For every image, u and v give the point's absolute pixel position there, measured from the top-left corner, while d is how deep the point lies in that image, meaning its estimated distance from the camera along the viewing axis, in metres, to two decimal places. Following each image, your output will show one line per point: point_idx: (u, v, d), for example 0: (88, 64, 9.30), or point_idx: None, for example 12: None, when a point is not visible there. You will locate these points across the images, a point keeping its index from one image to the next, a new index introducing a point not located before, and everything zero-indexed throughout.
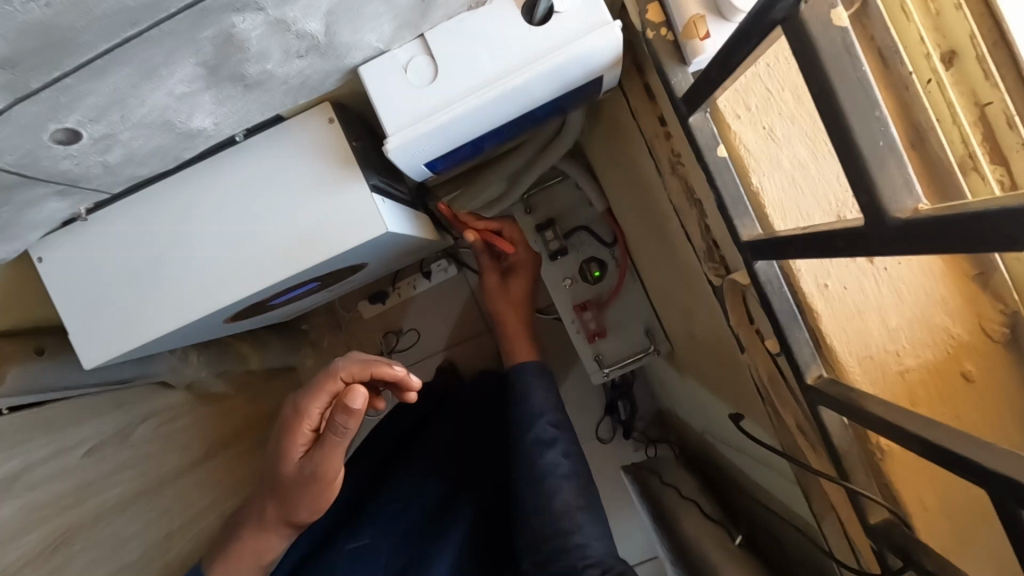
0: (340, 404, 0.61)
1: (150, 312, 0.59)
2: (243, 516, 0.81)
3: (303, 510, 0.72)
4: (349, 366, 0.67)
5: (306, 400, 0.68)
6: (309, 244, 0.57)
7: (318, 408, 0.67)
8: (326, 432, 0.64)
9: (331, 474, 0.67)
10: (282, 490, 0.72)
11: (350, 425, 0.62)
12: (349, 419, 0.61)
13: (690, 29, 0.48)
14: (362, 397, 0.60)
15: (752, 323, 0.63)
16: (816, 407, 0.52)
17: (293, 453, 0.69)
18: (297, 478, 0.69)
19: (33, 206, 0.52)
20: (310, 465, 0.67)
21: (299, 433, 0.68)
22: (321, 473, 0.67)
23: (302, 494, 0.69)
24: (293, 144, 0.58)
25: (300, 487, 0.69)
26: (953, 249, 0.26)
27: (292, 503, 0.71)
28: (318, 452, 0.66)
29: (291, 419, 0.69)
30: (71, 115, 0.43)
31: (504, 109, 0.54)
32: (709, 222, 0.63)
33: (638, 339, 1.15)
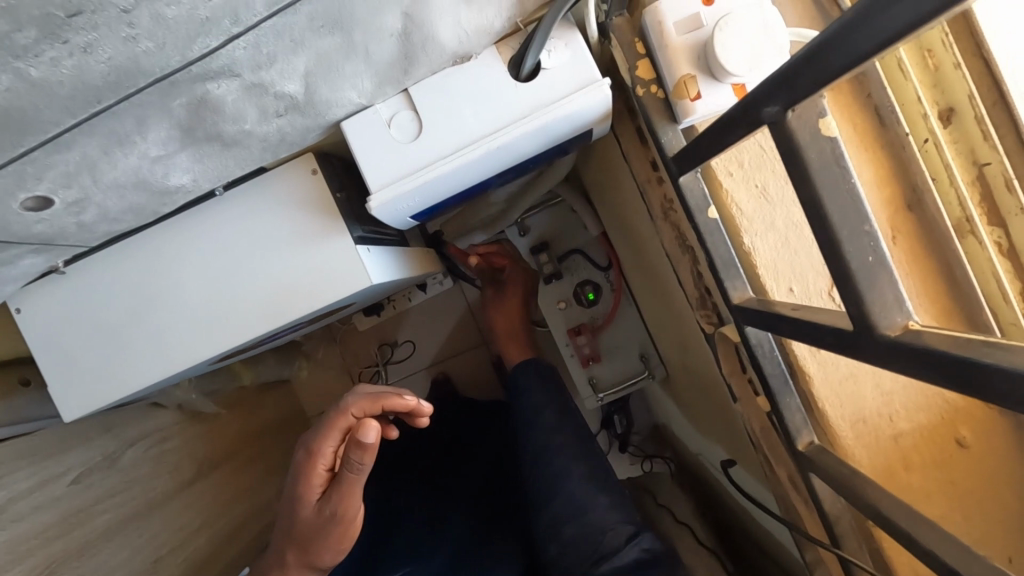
0: (353, 441, 0.61)
1: (132, 367, 0.58)
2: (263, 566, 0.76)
3: (326, 553, 0.70)
4: (357, 401, 0.66)
5: (317, 440, 0.67)
6: (296, 295, 0.56)
7: (331, 446, 0.67)
8: (342, 470, 0.64)
9: (351, 512, 0.66)
10: (298, 536, 0.70)
11: (366, 460, 0.62)
12: (364, 455, 0.61)
13: (680, 89, 0.47)
14: (375, 431, 0.60)
15: (744, 373, 0.62)
16: (807, 474, 0.51)
17: (310, 496, 0.68)
18: (315, 521, 0.68)
19: (6, 265, 0.51)
20: (329, 507, 0.66)
21: (313, 476, 0.67)
22: (341, 515, 0.66)
23: (322, 537, 0.68)
24: (274, 196, 0.57)
25: (319, 530, 0.68)
26: (953, 375, 0.25)
27: (311, 548, 0.69)
28: (336, 492, 0.66)
29: (305, 462, 0.68)
30: (40, 183, 0.42)
31: (490, 163, 0.53)
32: (701, 269, 0.62)
33: (633, 363, 1.15)
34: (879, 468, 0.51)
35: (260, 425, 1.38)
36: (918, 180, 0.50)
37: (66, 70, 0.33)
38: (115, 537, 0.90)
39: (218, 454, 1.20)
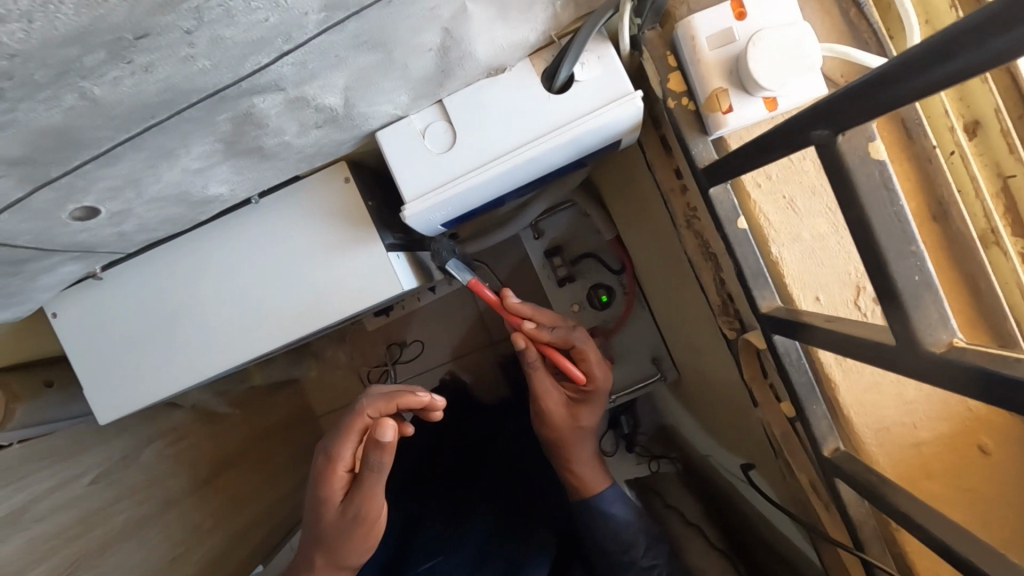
0: (372, 441, 0.62)
1: (166, 370, 0.59)
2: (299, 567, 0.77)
3: (353, 553, 0.71)
4: (373, 403, 0.68)
5: (336, 443, 0.68)
6: (327, 300, 0.57)
7: (351, 448, 0.68)
8: (363, 471, 0.66)
9: (375, 513, 0.68)
10: (325, 539, 0.71)
11: (386, 459, 0.63)
12: (383, 453, 0.62)
13: (713, 102, 0.48)
14: (393, 429, 0.60)
15: (766, 379, 0.63)
16: (832, 480, 0.52)
17: (333, 499, 0.69)
18: (340, 523, 0.69)
19: (47, 273, 0.51)
20: (353, 508, 0.68)
21: (336, 478, 0.68)
22: (365, 514, 0.67)
23: (347, 539, 0.69)
24: (302, 202, 0.57)
25: (344, 532, 0.69)
26: (1006, 394, 0.26)
27: (338, 550, 0.71)
28: (359, 493, 0.67)
29: (324, 465, 0.69)
30: (88, 195, 0.43)
31: (521, 174, 0.54)
32: (724, 276, 0.63)
33: (646, 366, 1.16)
34: (901, 474, 0.52)
35: (271, 425, 1.39)
36: (944, 193, 0.50)
37: (125, 89, 0.34)
38: (132, 537, 0.90)
39: (232, 454, 1.20)
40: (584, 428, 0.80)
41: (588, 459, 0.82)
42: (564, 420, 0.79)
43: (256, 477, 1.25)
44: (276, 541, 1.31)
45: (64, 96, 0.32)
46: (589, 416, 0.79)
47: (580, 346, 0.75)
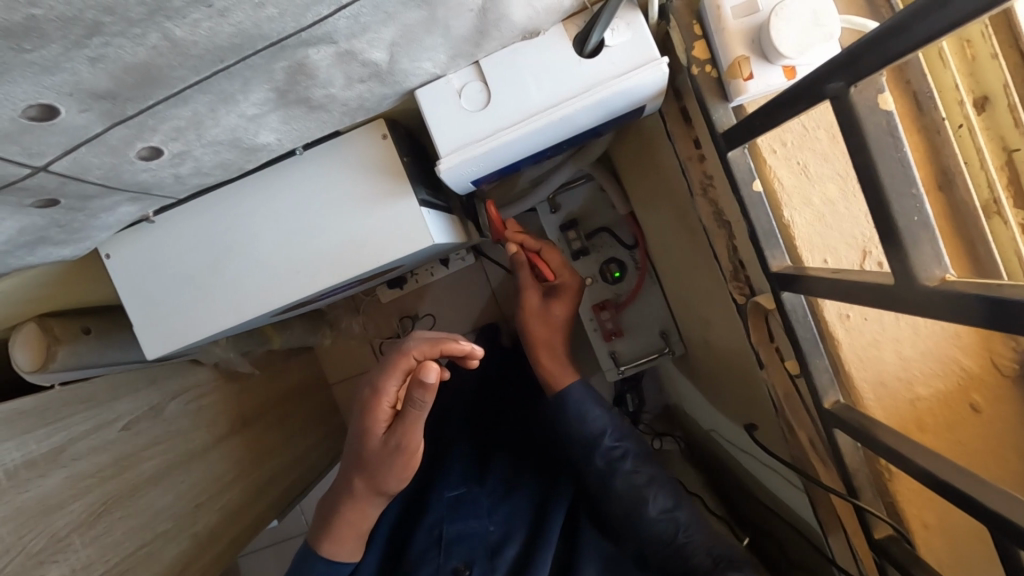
0: (415, 382, 0.66)
1: (213, 307, 0.63)
2: (329, 506, 0.84)
3: (392, 481, 0.77)
4: (418, 344, 0.71)
5: (382, 381, 0.72)
6: (368, 249, 0.61)
7: (394, 386, 0.72)
8: (406, 409, 0.70)
9: (415, 444, 0.73)
10: (366, 467, 0.77)
11: (427, 399, 0.67)
12: (426, 393, 0.66)
13: (734, 69, 0.51)
14: (436, 372, 0.64)
15: (772, 342, 0.67)
16: (830, 429, 0.55)
17: (376, 430, 0.74)
18: (382, 453, 0.74)
19: (107, 212, 0.55)
20: (394, 439, 0.73)
21: (379, 411, 0.73)
22: (405, 446, 0.72)
23: (387, 468, 0.75)
24: (346, 157, 0.61)
25: (382, 462, 0.75)
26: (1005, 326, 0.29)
27: (378, 477, 0.77)
28: (401, 426, 0.72)
29: (369, 399, 0.74)
30: (155, 134, 0.46)
31: (550, 136, 0.57)
32: (737, 243, 0.66)
33: (655, 340, 1.21)
34: (899, 427, 0.55)
35: (288, 387, 1.45)
36: (951, 165, 0.52)
37: (203, 32, 0.38)
38: (159, 483, 0.95)
39: (250, 413, 1.26)
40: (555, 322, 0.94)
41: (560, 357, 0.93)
42: (539, 307, 0.94)
43: (272, 437, 1.30)
44: (287, 500, 1.34)
45: (150, 35, 0.36)
46: (560, 311, 0.94)
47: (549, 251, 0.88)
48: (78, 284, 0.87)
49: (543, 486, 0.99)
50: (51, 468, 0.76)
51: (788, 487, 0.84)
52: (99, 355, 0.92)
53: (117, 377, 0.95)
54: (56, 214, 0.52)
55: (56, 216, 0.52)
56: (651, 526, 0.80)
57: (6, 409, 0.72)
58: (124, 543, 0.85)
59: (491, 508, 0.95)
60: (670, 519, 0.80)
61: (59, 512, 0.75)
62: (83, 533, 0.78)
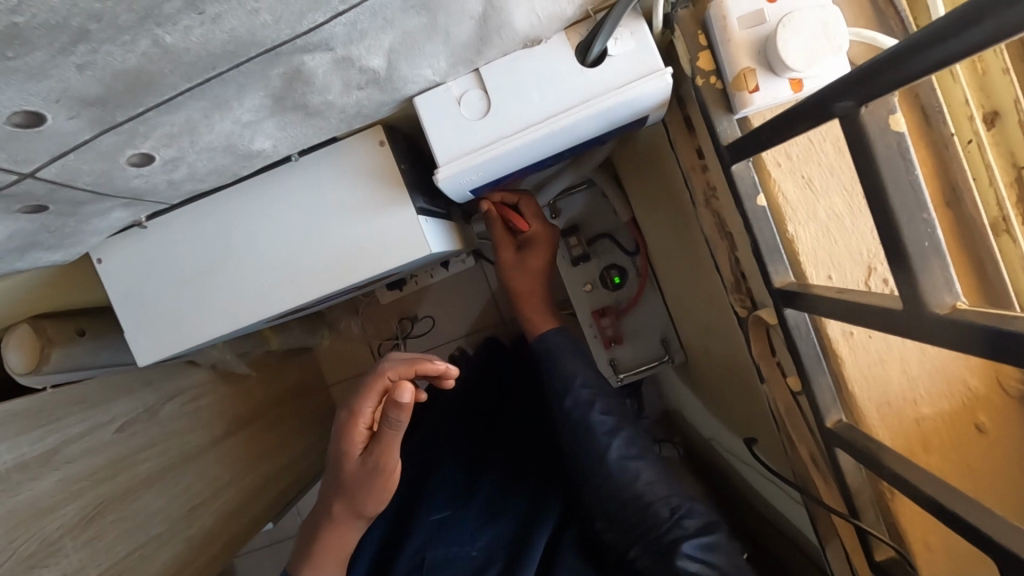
0: (390, 401, 0.68)
1: (205, 316, 0.62)
2: (313, 522, 0.85)
3: (370, 503, 0.78)
4: (394, 366, 0.74)
5: (358, 403, 0.75)
6: (363, 257, 0.60)
7: (370, 407, 0.75)
8: (381, 429, 0.72)
9: (392, 465, 0.75)
10: (345, 488, 0.78)
11: (403, 417, 0.68)
12: (401, 412, 0.68)
13: (739, 81, 0.50)
14: (410, 390, 0.66)
15: (774, 355, 0.66)
16: (832, 449, 0.54)
17: (353, 451, 0.76)
18: (360, 472, 0.76)
19: (98, 217, 0.54)
20: (372, 460, 0.75)
21: (356, 433, 0.75)
22: (383, 467, 0.74)
23: (366, 489, 0.77)
24: (342, 164, 0.60)
25: (362, 482, 0.76)
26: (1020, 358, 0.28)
27: (357, 499, 0.78)
28: (378, 447, 0.74)
29: (346, 421, 0.76)
30: (147, 141, 0.45)
31: (550, 145, 0.56)
32: (739, 255, 0.65)
33: (654, 348, 1.20)
34: (901, 448, 0.54)
35: (285, 389, 1.44)
36: (959, 180, 0.51)
37: (195, 38, 0.37)
38: (153, 486, 0.94)
39: (246, 415, 1.25)
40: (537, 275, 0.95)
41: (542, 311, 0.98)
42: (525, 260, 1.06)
43: (269, 439, 1.29)
44: (284, 503, 1.34)
45: (140, 41, 0.35)
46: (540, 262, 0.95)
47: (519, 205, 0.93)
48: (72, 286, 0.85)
49: (530, 504, 0.99)
50: (44, 471, 0.75)
51: (787, 499, 0.83)
52: (98, 356, 0.92)
53: (112, 378, 0.94)
54: (45, 220, 0.51)
55: (45, 222, 0.51)
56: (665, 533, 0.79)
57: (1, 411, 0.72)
58: (117, 547, 0.84)
59: (478, 528, 0.95)
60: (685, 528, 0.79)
61: (50, 515, 0.75)
62: (75, 536, 0.78)
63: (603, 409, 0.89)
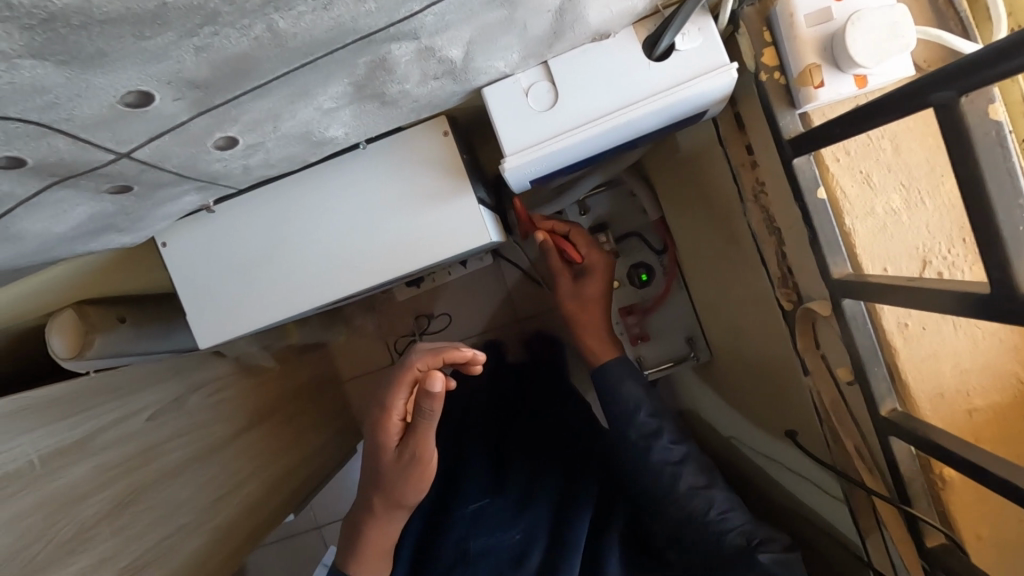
0: (422, 393, 0.68)
1: (266, 301, 0.63)
2: (356, 515, 0.86)
3: (409, 493, 0.80)
4: (420, 357, 0.72)
5: (390, 396, 0.74)
6: (425, 246, 0.62)
7: (401, 400, 0.74)
8: (417, 420, 0.73)
9: (429, 454, 0.76)
10: (383, 482, 0.80)
11: (436, 407, 0.69)
12: (434, 402, 0.68)
13: (805, 77, 0.51)
14: (441, 380, 0.67)
15: (819, 348, 0.68)
16: (887, 438, 0.56)
17: (389, 444, 0.77)
18: (397, 465, 0.78)
19: (172, 200, 0.55)
20: (409, 450, 0.76)
21: (391, 425, 0.76)
22: (420, 456, 0.76)
23: (404, 479, 0.78)
24: (407, 154, 0.61)
25: (400, 472, 0.78)
26: None
27: (395, 491, 0.79)
28: (415, 437, 0.75)
29: (379, 415, 0.76)
30: (235, 125, 0.47)
31: (614, 137, 0.58)
32: (787, 251, 0.67)
33: (679, 345, 1.22)
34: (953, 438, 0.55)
35: (300, 385, 1.45)
36: None
37: (303, 24, 0.38)
38: (181, 476, 0.95)
39: (267, 409, 1.26)
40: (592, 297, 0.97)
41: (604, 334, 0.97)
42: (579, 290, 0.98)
43: (287, 433, 1.31)
44: (301, 497, 1.35)
45: (255, 25, 0.36)
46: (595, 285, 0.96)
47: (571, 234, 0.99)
48: (114, 277, 0.86)
49: (562, 491, 1.00)
50: (80, 457, 0.76)
51: (818, 491, 0.85)
52: (133, 338, 0.94)
53: (146, 366, 0.96)
54: (125, 202, 0.52)
55: (125, 204, 0.52)
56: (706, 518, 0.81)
57: (20, 400, 0.69)
58: (149, 535, 0.86)
59: (515, 515, 0.96)
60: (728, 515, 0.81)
61: (88, 501, 0.76)
62: (109, 523, 0.79)
63: (634, 402, 0.91)
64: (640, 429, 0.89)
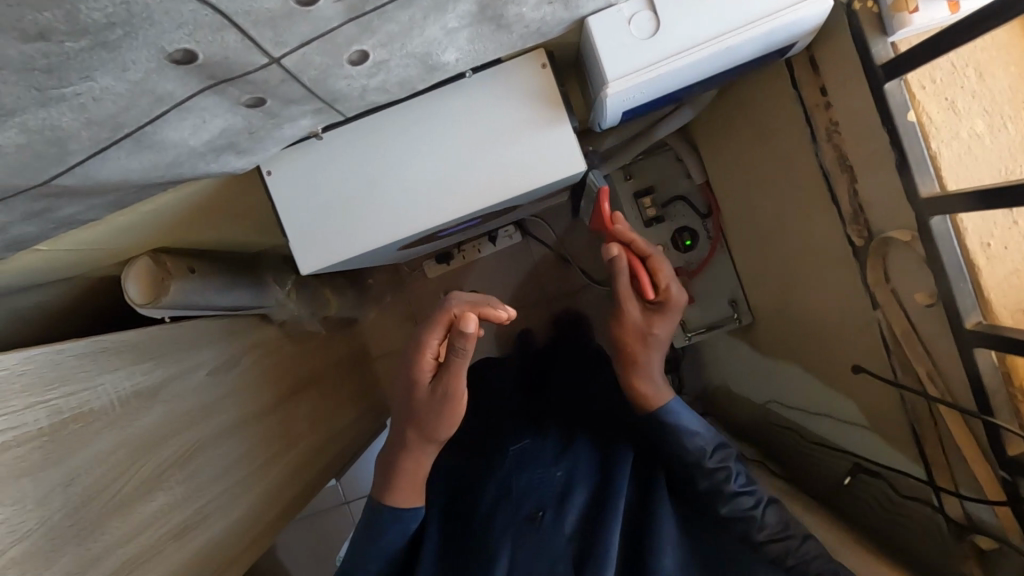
0: (456, 331, 0.73)
1: (367, 228, 0.66)
2: (390, 444, 0.86)
3: (443, 426, 0.80)
4: (457, 302, 0.77)
5: (425, 333, 0.77)
6: (523, 174, 0.64)
7: (436, 339, 0.77)
8: (449, 359, 0.76)
9: (459, 391, 0.77)
10: (418, 415, 0.81)
11: (468, 346, 0.73)
12: (467, 340, 0.72)
13: (900, 3, 0.56)
14: (474, 321, 0.72)
15: (890, 281, 0.71)
16: (972, 349, 0.59)
17: (422, 378, 0.79)
18: (430, 400, 0.79)
19: (290, 122, 0.58)
20: (441, 387, 0.78)
21: (423, 362, 0.78)
22: (451, 393, 0.77)
23: (437, 412, 0.79)
24: (507, 85, 0.64)
25: (432, 406, 0.79)
26: None
27: (430, 425, 0.80)
28: (446, 374, 0.77)
29: (412, 352, 0.78)
30: (371, 37, 0.49)
31: (708, 66, 0.61)
32: (861, 187, 0.70)
33: (723, 308, 1.25)
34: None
35: (333, 356, 1.47)
36: None
37: None
38: (236, 433, 0.98)
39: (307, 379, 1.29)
40: (657, 339, 0.81)
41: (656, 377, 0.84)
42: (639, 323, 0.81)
43: (324, 404, 1.33)
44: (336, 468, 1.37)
45: None
46: (662, 327, 0.81)
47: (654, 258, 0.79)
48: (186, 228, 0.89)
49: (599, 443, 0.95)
50: (152, 403, 0.80)
51: (866, 439, 0.87)
52: (202, 292, 0.97)
53: (199, 323, 0.97)
54: (254, 118, 0.55)
55: (252, 121, 0.55)
56: (753, 537, 0.78)
57: (93, 345, 0.72)
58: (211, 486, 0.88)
59: (554, 457, 0.93)
60: (780, 537, 0.77)
61: (162, 446, 0.79)
62: (179, 471, 0.82)
63: (701, 436, 0.81)
64: (705, 461, 0.80)
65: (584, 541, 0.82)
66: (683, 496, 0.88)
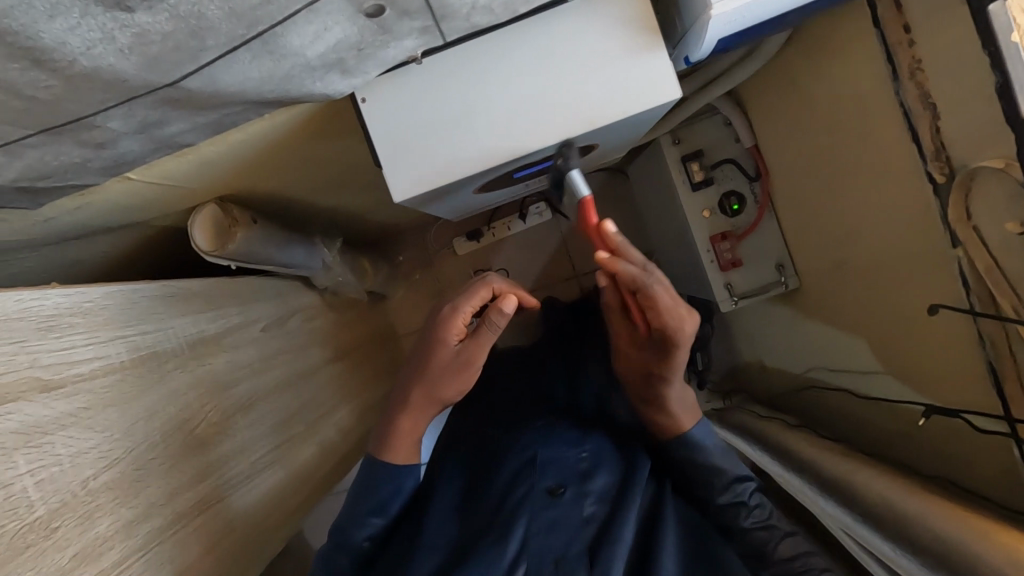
0: (495, 310, 0.77)
1: (460, 156, 0.67)
2: (393, 398, 0.85)
3: (452, 389, 0.82)
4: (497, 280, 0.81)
5: (459, 301, 0.79)
6: (616, 102, 0.65)
7: (470, 307, 0.79)
8: (479, 331, 0.79)
9: (480, 360, 0.80)
10: (429, 374, 0.81)
11: (502, 323, 0.77)
12: (503, 318, 0.77)
13: None
14: (514, 303, 0.77)
15: (972, 217, 0.72)
16: None
17: (448, 340, 0.79)
18: (450, 362, 0.80)
19: (396, 42, 0.59)
20: (465, 352, 0.79)
21: (454, 327, 0.79)
22: (474, 361, 0.80)
23: (454, 375, 0.80)
24: (604, 11, 0.64)
25: (451, 370, 0.80)
26: None
27: (441, 386, 0.81)
28: (473, 342, 0.79)
29: (444, 314, 0.80)
30: None
31: None
32: (944, 124, 0.72)
33: (770, 272, 1.25)
34: None
35: None
36: None
37: None
38: None
39: None
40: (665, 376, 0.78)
41: (676, 402, 0.81)
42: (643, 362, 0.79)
43: None
44: None
45: None
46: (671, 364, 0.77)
47: (648, 291, 0.69)
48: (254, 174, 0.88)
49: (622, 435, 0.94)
50: None
51: (929, 390, 0.87)
52: (260, 245, 0.98)
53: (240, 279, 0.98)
54: (365, 34, 0.55)
55: (364, 36, 0.55)
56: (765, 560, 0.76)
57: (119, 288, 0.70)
58: None
59: (577, 440, 0.91)
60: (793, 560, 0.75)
61: None
62: None
63: (731, 471, 0.82)
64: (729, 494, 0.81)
65: (604, 521, 0.79)
66: (693, 511, 0.86)
